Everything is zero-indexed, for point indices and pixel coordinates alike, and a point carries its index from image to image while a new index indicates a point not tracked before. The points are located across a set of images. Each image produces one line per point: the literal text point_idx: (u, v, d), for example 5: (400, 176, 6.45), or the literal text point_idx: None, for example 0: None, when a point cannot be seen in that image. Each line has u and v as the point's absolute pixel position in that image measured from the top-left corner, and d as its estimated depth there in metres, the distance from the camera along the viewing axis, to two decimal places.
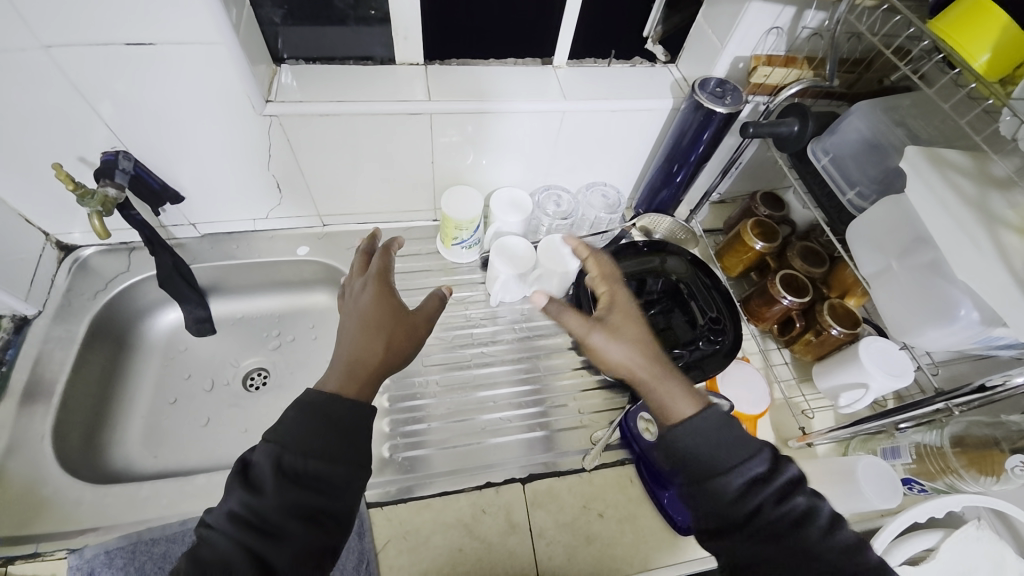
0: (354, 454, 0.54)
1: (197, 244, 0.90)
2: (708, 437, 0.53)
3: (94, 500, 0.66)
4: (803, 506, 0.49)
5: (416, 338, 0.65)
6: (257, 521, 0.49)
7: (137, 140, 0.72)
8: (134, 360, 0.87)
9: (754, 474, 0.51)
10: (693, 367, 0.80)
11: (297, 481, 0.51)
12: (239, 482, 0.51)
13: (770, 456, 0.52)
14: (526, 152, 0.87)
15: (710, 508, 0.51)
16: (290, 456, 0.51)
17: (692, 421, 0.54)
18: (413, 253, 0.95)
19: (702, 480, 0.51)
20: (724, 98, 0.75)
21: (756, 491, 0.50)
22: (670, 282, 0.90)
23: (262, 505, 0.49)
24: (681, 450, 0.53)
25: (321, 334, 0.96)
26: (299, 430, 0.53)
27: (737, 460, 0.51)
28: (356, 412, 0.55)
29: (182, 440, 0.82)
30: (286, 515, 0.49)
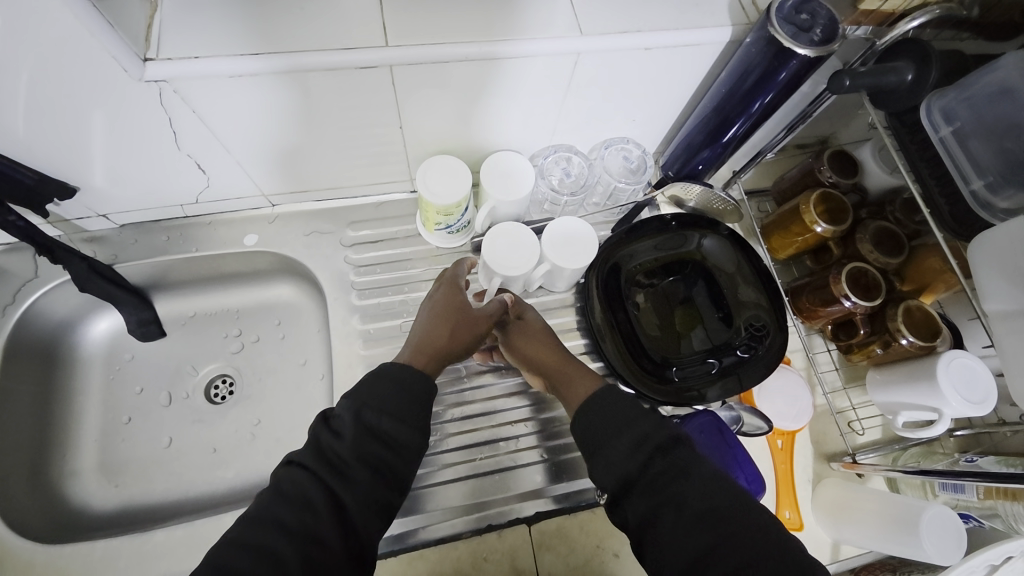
0: (420, 415, 0.51)
1: (119, 237, 0.72)
2: (605, 404, 0.52)
3: (45, 562, 0.58)
4: (690, 456, 0.47)
5: (480, 331, 0.62)
6: (333, 460, 0.47)
7: (21, 143, 0.53)
8: (74, 375, 0.75)
9: (646, 432, 0.49)
10: (728, 374, 0.68)
11: (372, 433, 0.49)
12: (323, 423, 0.50)
13: (663, 417, 0.51)
14: (525, 108, 0.65)
15: (605, 473, 0.49)
16: (369, 407, 0.50)
17: (593, 397, 0.54)
18: (388, 236, 0.77)
19: (598, 445, 0.50)
20: (812, 30, 0.53)
21: (645, 447, 0.48)
22: (701, 268, 0.74)
23: (338, 449, 0.47)
24: (581, 419, 0.53)
25: (290, 333, 0.82)
26: (377, 385, 0.51)
27: (629, 422, 0.50)
28: (422, 378, 0.52)
29: (144, 466, 0.73)
30: (358, 461, 0.47)
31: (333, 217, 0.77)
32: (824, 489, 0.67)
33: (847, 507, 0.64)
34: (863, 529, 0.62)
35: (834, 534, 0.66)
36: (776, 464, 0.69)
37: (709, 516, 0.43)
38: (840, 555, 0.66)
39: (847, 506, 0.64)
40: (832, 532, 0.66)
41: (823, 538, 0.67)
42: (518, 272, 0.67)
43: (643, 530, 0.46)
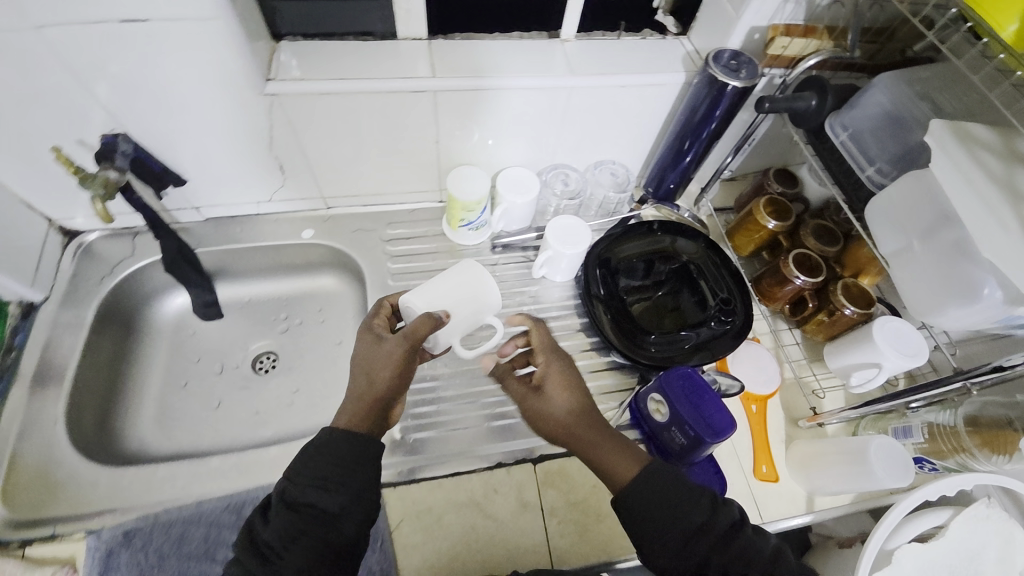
0: (346, 485, 0.54)
1: (202, 228, 0.89)
2: (652, 495, 0.55)
3: (110, 482, 0.66)
4: (749, 547, 0.52)
5: (403, 358, 0.60)
6: (264, 545, 0.52)
7: (160, 140, 0.72)
8: (144, 344, 0.87)
9: (701, 526, 0.53)
10: (707, 345, 0.81)
11: (300, 510, 0.53)
12: (260, 512, 0.54)
13: (715, 506, 0.55)
14: (533, 131, 0.85)
15: (662, 563, 0.53)
16: (292, 490, 0.53)
17: (642, 488, 0.55)
18: (419, 235, 0.94)
19: (651, 539, 0.53)
20: (739, 71, 0.73)
21: (701, 542, 0.52)
22: (679, 264, 0.89)
23: (264, 534, 0.52)
24: (625, 508, 0.55)
25: (329, 317, 0.95)
26: (301, 464, 0.55)
27: (682, 516, 0.53)
28: (348, 451, 0.55)
29: (195, 422, 0.82)
30: (286, 541, 0.51)
31: (374, 218, 0.94)
32: (795, 446, 0.76)
33: (815, 458, 0.73)
34: (830, 474, 0.71)
35: (808, 486, 0.74)
36: (752, 426, 0.78)
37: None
38: (815, 506, 0.74)
39: (814, 457, 0.73)
40: (806, 484, 0.74)
41: (799, 491, 0.75)
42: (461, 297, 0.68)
43: None
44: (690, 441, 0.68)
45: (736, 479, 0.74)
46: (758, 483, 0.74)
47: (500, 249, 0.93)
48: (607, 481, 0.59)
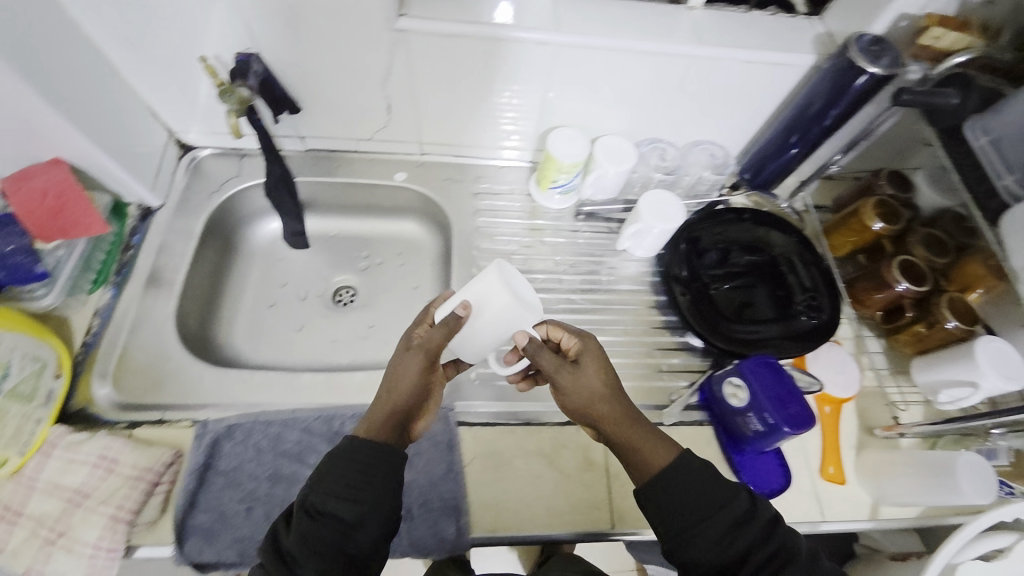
0: (365, 489, 0.50)
1: (303, 158, 0.92)
2: (690, 489, 0.53)
3: (213, 380, 0.71)
4: (791, 541, 0.52)
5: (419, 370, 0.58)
6: (286, 553, 0.48)
7: (287, 64, 0.75)
8: (239, 261, 0.92)
9: (744, 520, 0.52)
10: (789, 339, 0.80)
11: (319, 515, 0.49)
12: (280, 522, 0.51)
13: (753, 500, 0.54)
14: (640, 99, 0.83)
15: (708, 563, 0.51)
16: (309, 497, 0.49)
17: (678, 482, 0.53)
18: (505, 192, 0.95)
19: (695, 535, 0.51)
20: (880, 58, 0.70)
21: (743, 538, 0.51)
22: (769, 256, 0.86)
23: (288, 542, 0.48)
24: (663, 503, 0.53)
25: (407, 262, 0.98)
26: (320, 469, 0.51)
27: (724, 511, 0.52)
28: (370, 456, 0.52)
29: (280, 340, 0.87)
30: (307, 551, 0.47)
31: (464, 170, 0.95)
32: (867, 453, 0.75)
33: (888, 466, 0.72)
34: (903, 484, 0.71)
35: (875, 494, 0.73)
36: (823, 426, 0.77)
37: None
38: (879, 514, 0.73)
39: (887, 465, 0.72)
40: (873, 491, 0.73)
41: (863, 497, 0.74)
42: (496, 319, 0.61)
43: None
44: (766, 429, 0.68)
45: (801, 475, 0.74)
46: (824, 483, 0.74)
47: (584, 217, 0.93)
48: (639, 480, 0.56)
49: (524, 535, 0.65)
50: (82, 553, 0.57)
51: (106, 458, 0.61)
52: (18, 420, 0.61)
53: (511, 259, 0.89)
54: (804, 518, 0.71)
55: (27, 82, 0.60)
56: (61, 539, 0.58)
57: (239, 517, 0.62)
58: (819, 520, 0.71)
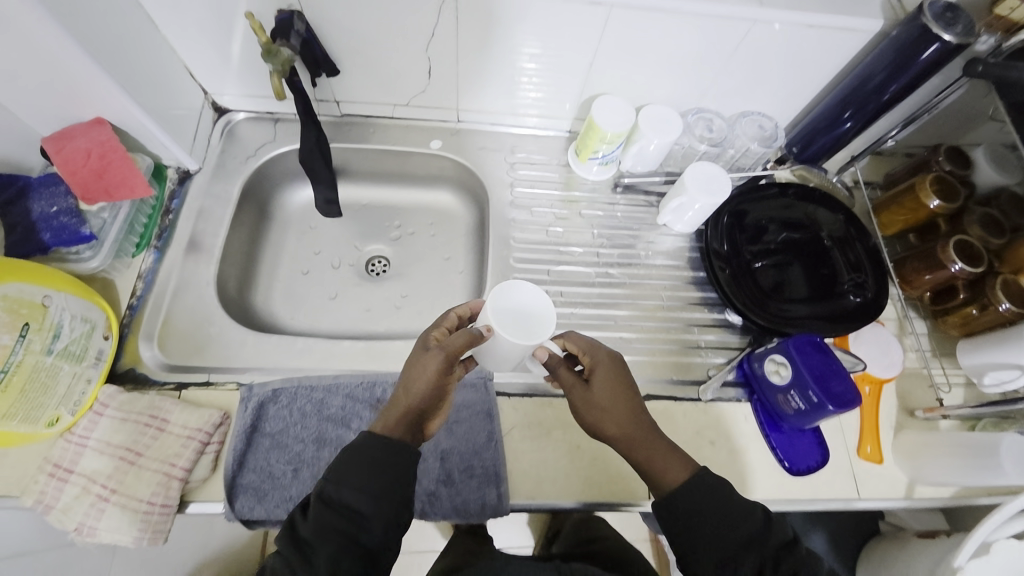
0: (384, 485, 0.53)
1: (337, 124, 0.90)
2: (706, 502, 0.55)
3: (256, 345, 0.72)
4: (800, 563, 0.53)
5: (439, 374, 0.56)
6: (300, 540, 0.50)
7: (328, 23, 0.72)
8: (273, 228, 0.92)
9: (753, 535, 0.53)
10: (832, 319, 0.78)
11: (335, 507, 0.51)
12: (299, 508, 0.53)
13: (766, 519, 0.55)
14: (690, 65, 0.80)
15: (707, 566, 0.53)
16: (328, 484, 0.52)
17: (689, 494, 0.55)
18: (542, 163, 0.93)
19: (703, 544, 0.53)
20: (954, 25, 0.66)
21: (752, 552, 0.53)
22: (812, 233, 0.84)
23: (307, 528, 0.50)
24: (678, 511, 0.55)
25: (439, 233, 0.97)
26: (338, 460, 0.53)
27: (736, 522, 0.54)
28: (385, 451, 0.53)
29: (315, 308, 0.88)
30: (320, 538, 0.49)
31: (501, 139, 0.93)
32: (905, 434, 0.75)
33: (928, 447, 0.72)
34: (944, 465, 0.70)
35: (911, 474, 0.73)
36: (863, 406, 0.77)
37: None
38: (914, 494, 0.73)
39: (927, 445, 0.72)
40: (909, 471, 0.73)
41: (900, 477, 0.73)
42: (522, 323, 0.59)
43: None
44: (809, 407, 0.67)
45: (837, 453, 0.74)
46: (860, 462, 0.74)
47: (622, 190, 0.91)
48: (653, 486, 0.58)
49: (562, 503, 0.66)
50: (137, 510, 0.58)
51: (157, 416, 0.63)
52: (71, 380, 0.59)
53: (546, 231, 0.88)
54: (838, 495, 0.72)
55: (72, 34, 0.58)
56: (114, 495, 0.58)
57: (286, 478, 0.63)
58: (853, 498, 0.72)
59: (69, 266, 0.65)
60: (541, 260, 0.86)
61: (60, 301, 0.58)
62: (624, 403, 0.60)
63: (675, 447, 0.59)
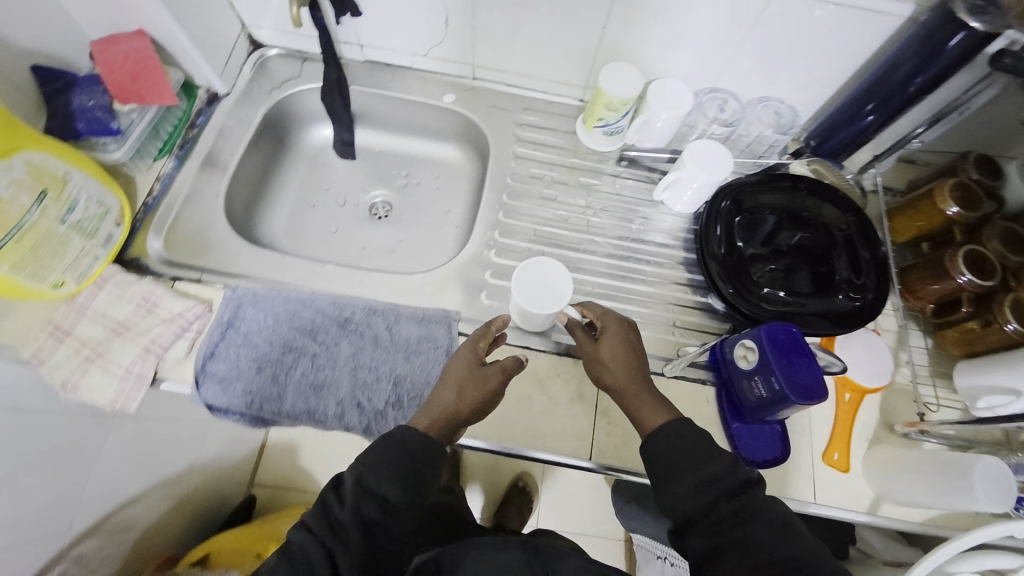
0: (420, 484, 0.55)
1: (359, 67, 0.94)
2: (677, 436, 0.56)
3: (248, 255, 0.77)
4: (756, 503, 0.51)
5: (491, 388, 0.62)
6: (334, 523, 0.51)
7: None
8: (290, 160, 0.98)
9: (716, 471, 0.53)
10: (821, 316, 0.74)
11: (371, 496, 0.52)
12: (330, 491, 0.53)
13: (733, 459, 0.54)
14: (707, 39, 0.78)
15: (672, 498, 0.53)
16: (369, 475, 0.53)
17: (667, 430, 0.56)
18: (551, 128, 0.93)
19: (669, 477, 0.54)
20: (986, 14, 0.62)
21: (712, 487, 0.52)
22: (815, 229, 0.80)
23: (342, 515, 0.51)
24: (652, 443, 0.56)
25: (443, 186, 1.00)
26: (380, 453, 0.54)
27: (702, 460, 0.54)
28: (429, 450, 0.56)
29: (316, 239, 0.93)
30: (355, 526, 0.51)
31: (513, 100, 0.94)
32: (879, 447, 0.70)
33: (900, 462, 0.67)
34: (913, 482, 0.66)
35: (879, 489, 0.69)
36: (838, 411, 0.73)
37: (778, 563, 0.47)
38: (879, 510, 0.69)
39: (899, 461, 0.68)
40: (877, 486, 0.69)
41: (866, 490, 0.70)
42: (543, 285, 0.68)
43: (705, 561, 0.50)
44: (771, 396, 0.65)
45: (801, 453, 0.71)
46: (823, 467, 0.71)
47: (626, 163, 0.91)
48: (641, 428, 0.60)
49: (503, 446, 0.68)
50: (115, 374, 0.65)
51: (148, 300, 0.69)
52: (80, 252, 0.66)
53: (543, 194, 0.89)
54: (794, 495, 0.69)
55: None
56: (99, 359, 0.66)
57: (250, 373, 0.68)
58: (808, 501, 0.69)
59: (96, 155, 0.73)
60: (532, 220, 0.87)
61: (78, 180, 0.64)
62: (625, 361, 0.64)
63: (668, 402, 0.62)
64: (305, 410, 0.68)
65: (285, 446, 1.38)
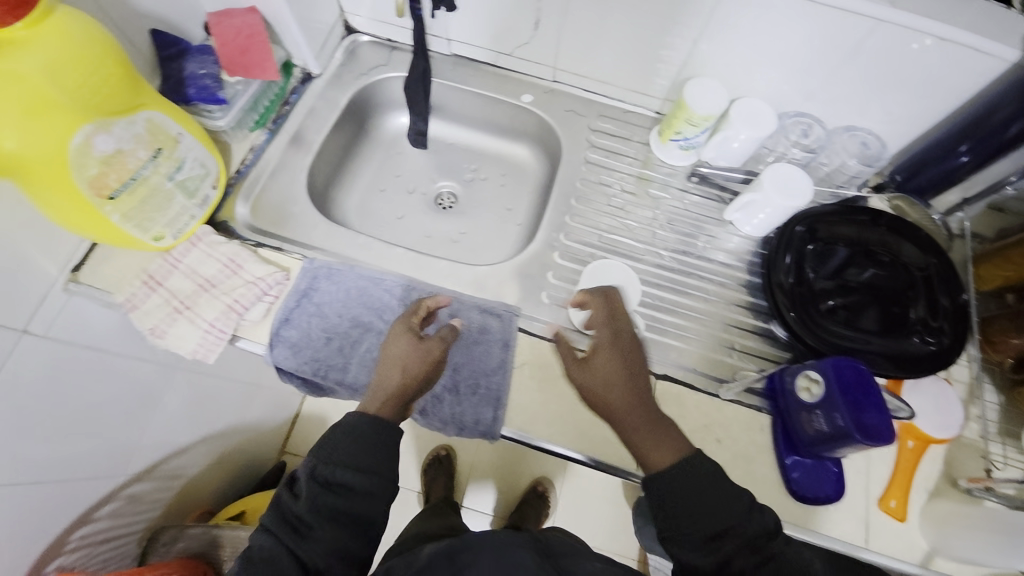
0: (379, 467, 0.56)
1: (444, 60, 0.97)
2: (690, 476, 0.54)
3: (326, 230, 0.81)
4: (767, 554, 0.51)
5: (432, 363, 0.63)
6: (296, 521, 0.54)
7: None
8: (367, 143, 1.02)
9: (731, 521, 0.52)
10: (890, 356, 0.72)
11: (328, 487, 0.55)
12: (289, 489, 0.56)
13: (745, 504, 0.53)
14: (800, 64, 0.77)
15: (683, 547, 0.53)
16: (322, 466, 0.55)
17: (674, 473, 0.55)
18: (624, 137, 0.94)
19: (679, 519, 0.53)
20: None
21: (723, 536, 0.52)
22: (892, 267, 0.77)
23: (299, 510, 0.54)
24: (661, 479, 0.55)
25: (508, 184, 1.01)
26: (331, 444, 0.57)
27: (724, 509, 0.53)
28: (382, 434, 0.57)
29: (383, 223, 0.96)
30: (316, 519, 0.53)
31: (590, 107, 0.95)
32: (940, 501, 0.68)
33: (960, 518, 0.65)
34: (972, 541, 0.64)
35: (933, 542, 0.67)
36: (899, 457, 0.71)
37: None
38: (931, 565, 0.67)
39: (960, 517, 0.65)
40: (932, 539, 0.67)
41: (919, 542, 0.68)
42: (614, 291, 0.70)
43: None
44: (833, 431, 0.63)
45: (855, 494, 0.70)
46: (877, 512, 0.69)
47: (696, 180, 0.90)
48: (639, 451, 0.58)
49: (553, 446, 0.69)
50: (200, 326, 0.69)
51: (234, 261, 0.73)
52: (181, 210, 0.70)
53: (610, 202, 0.89)
54: (843, 536, 0.68)
55: None
56: (187, 310, 0.70)
57: (320, 343, 0.71)
58: (859, 546, 0.67)
59: (202, 121, 0.78)
60: (597, 227, 0.87)
61: (188, 143, 0.69)
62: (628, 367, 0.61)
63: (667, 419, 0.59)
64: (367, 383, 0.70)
65: (319, 417, 1.43)
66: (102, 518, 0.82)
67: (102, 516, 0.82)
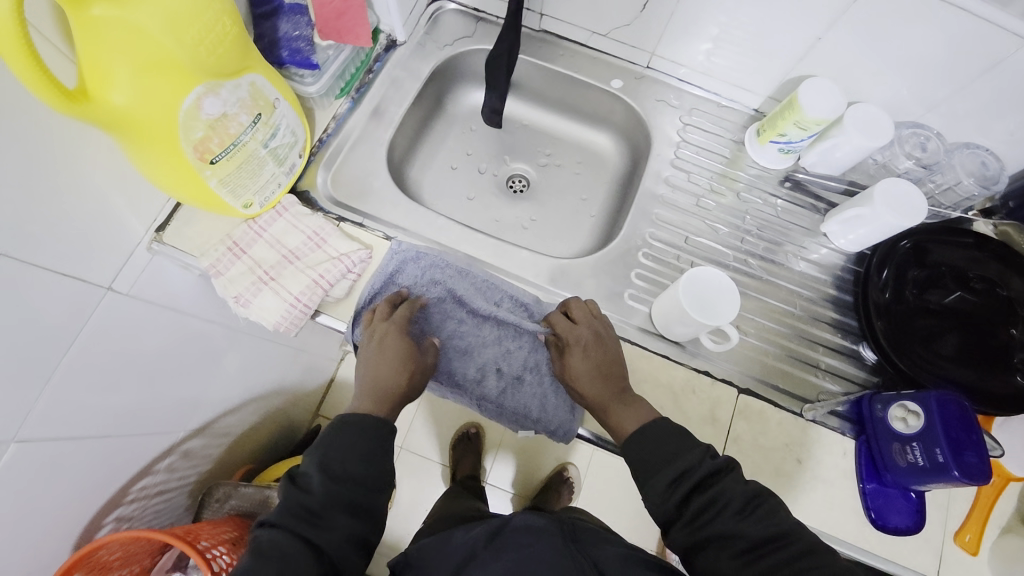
0: (383, 454, 0.57)
1: (531, 36, 0.92)
2: (645, 434, 0.56)
3: (407, 208, 0.79)
4: (729, 491, 0.51)
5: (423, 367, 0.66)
6: (307, 513, 0.50)
7: None
8: (442, 118, 0.98)
9: (689, 467, 0.53)
10: (984, 390, 0.69)
11: (339, 478, 0.53)
12: (292, 483, 0.53)
13: (702, 450, 0.54)
14: (930, 73, 0.71)
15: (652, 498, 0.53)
16: (330, 457, 0.54)
17: (641, 438, 0.56)
18: (715, 134, 0.89)
19: (648, 476, 0.54)
20: None
21: (684, 481, 0.52)
22: (1000, 298, 0.73)
23: (311, 501, 0.51)
24: (630, 446, 0.56)
25: (584, 172, 0.98)
26: (337, 436, 0.56)
27: (668, 453, 0.54)
28: (382, 424, 0.58)
29: (453, 202, 0.94)
30: (330, 508, 0.51)
31: (682, 98, 0.90)
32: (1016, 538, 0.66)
33: None
34: None
35: None
36: (978, 492, 0.69)
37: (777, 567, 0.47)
38: None
39: None
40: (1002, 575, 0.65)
41: None
42: (704, 291, 0.67)
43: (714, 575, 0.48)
44: (931, 466, 0.61)
45: (932, 527, 0.68)
46: (952, 547, 0.67)
47: (789, 185, 0.86)
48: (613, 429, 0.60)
49: None
50: (285, 299, 0.68)
51: (318, 234, 0.72)
52: (270, 176, 0.69)
53: (695, 201, 0.85)
54: (915, 566, 0.66)
55: None
56: (272, 281, 0.69)
57: None
58: None
59: (292, 85, 0.75)
60: (681, 226, 0.84)
61: (282, 109, 0.66)
62: (611, 378, 0.64)
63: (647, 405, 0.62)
64: (449, 370, 0.73)
65: None
66: (160, 470, 0.79)
67: (160, 469, 0.79)
